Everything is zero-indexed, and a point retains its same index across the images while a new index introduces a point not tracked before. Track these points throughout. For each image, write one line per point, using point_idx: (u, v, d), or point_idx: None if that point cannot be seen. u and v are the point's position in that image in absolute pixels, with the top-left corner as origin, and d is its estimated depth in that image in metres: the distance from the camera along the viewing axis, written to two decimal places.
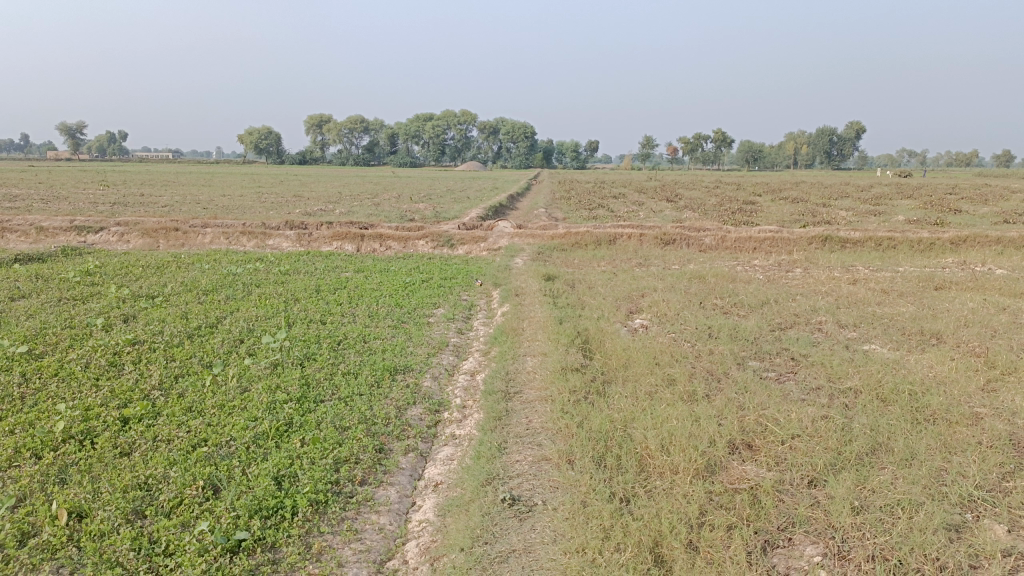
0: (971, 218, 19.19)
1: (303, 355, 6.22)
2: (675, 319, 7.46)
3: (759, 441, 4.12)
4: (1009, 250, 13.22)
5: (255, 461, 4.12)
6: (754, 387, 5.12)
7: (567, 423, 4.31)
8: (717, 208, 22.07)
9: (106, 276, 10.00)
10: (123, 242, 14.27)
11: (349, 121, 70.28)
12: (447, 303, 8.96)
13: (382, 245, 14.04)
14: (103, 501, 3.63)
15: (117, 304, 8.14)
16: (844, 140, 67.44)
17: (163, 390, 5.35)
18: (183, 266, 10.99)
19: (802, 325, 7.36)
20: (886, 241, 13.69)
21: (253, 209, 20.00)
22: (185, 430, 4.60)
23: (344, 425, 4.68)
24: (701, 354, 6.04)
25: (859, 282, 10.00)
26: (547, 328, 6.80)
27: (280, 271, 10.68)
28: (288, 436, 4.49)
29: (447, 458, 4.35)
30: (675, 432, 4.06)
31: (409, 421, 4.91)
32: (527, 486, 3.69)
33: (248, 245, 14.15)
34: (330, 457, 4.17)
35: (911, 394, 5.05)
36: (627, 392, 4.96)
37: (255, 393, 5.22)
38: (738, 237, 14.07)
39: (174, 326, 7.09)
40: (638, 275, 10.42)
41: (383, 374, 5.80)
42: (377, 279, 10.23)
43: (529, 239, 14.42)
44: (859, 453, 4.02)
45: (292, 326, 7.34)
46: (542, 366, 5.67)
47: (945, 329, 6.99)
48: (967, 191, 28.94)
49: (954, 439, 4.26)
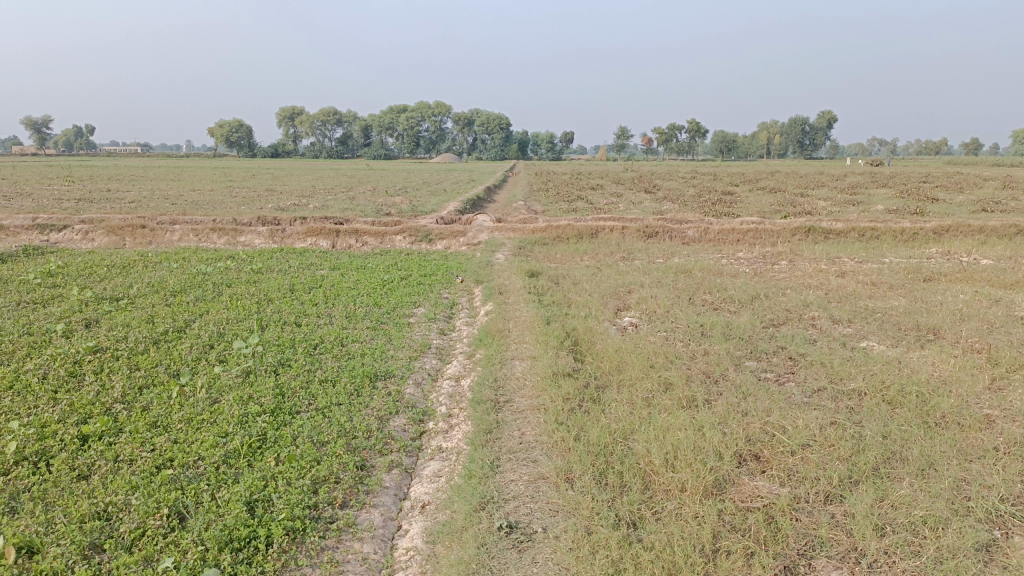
0: (950, 207, 19.09)
1: (277, 362, 5.88)
2: (665, 317, 7.20)
3: (768, 452, 3.86)
4: (991, 240, 13.16)
5: (225, 484, 3.79)
6: (755, 391, 4.88)
7: (563, 436, 4.04)
8: (697, 199, 21.92)
9: (68, 277, 9.55)
10: (88, 240, 13.74)
11: (323, 113, 69.29)
12: (428, 301, 8.64)
13: (358, 241, 13.65)
14: (56, 536, 3.28)
15: (79, 308, 7.72)
16: (816, 129, 67.79)
17: (127, 404, 4.99)
18: (151, 266, 10.55)
19: (795, 321, 7.14)
20: (869, 232, 13.56)
21: (223, 204, 19.52)
22: (149, 448, 4.25)
23: (322, 439, 4.36)
24: (695, 355, 5.78)
25: (847, 275, 9.82)
26: (534, 328, 6.52)
27: (253, 270, 10.30)
28: (261, 454, 4.17)
29: (434, 475, 4.06)
30: (679, 445, 3.79)
31: (391, 434, 4.60)
32: (524, 511, 3.40)
33: (218, 242, 13.69)
34: (308, 477, 3.85)
35: (919, 395, 4.82)
36: (623, 399, 4.69)
37: (226, 406, 4.88)
38: (720, 229, 13.88)
39: (139, 331, 6.70)
40: (623, 269, 10.19)
41: (363, 381, 5.48)
42: (354, 277, 9.87)
43: (509, 234, 14.13)
44: (874, 463, 3.78)
45: (265, 329, 6.98)
46: (531, 371, 5.39)
47: (942, 324, 6.80)
48: (940, 180, 29.08)
49: (970, 446, 4.03)
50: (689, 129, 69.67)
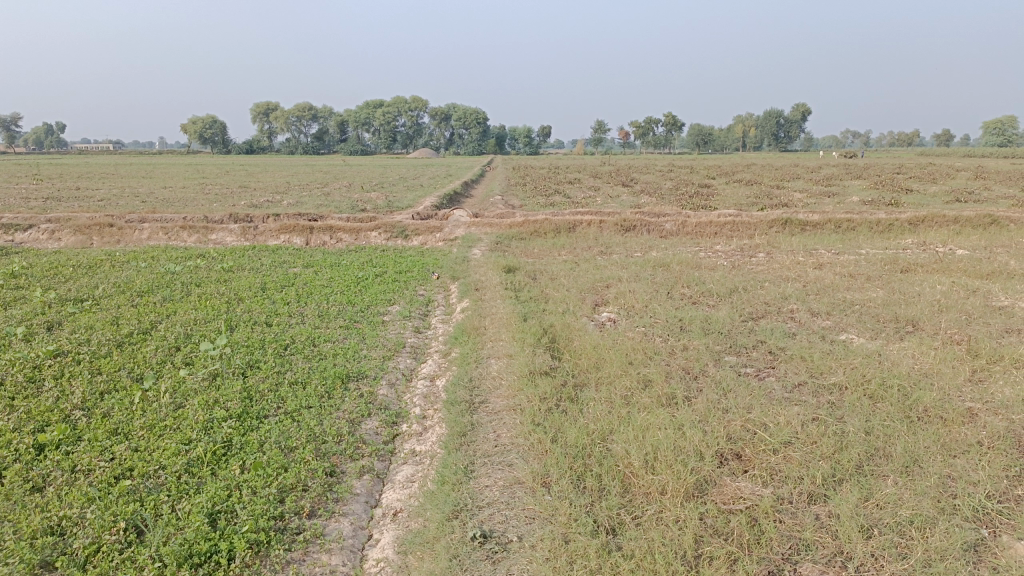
0: (924, 198, 19.22)
1: (246, 364, 5.70)
2: (643, 312, 7.09)
3: (749, 451, 3.76)
4: (966, 230, 13.21)
5: (186, 495, 3.63)
6: (736, 387, 4.79)
7: (540, 437, 3.91)
8: (674, 192, 21.90)
9: (31, 278, 9.27)
10: (54, 240, 13.40)
11: (298, 108, 68.55)
12: (403, 299, 8.47)
13: (333, 238, 13.43)
14: (4, 553, 3.10)
15: (41, 310, 7.47)
16: (791, 122, 68.20)
17: (87, 410, 4.79)
18: (119, 265, 10.28)
19: (774, 315, 7.06)
20: (845, 223, 13.57)
21: (194, 201, 19.17)
22: (108, 458, 4.07)
23: (290, 445, 4.21)
24: (674, 350, 5.68)
25: (825, 266, 9.78)
26: (510, 325, 6.39)
27: (223, 268, 10.07)
28: (226, 461, 4.01)
29: (407, 481, 3.92)
30: (659, 446, 3.68)
31: (363, 438, 4.45)
32: (499, 519, 3.27)
33: (189, 240, 13.40)
34: (274, 485, 3.70)
35: (900, 388, 4.75)
36: (601, 398, 4.57)
37: (190, 411, 4.70)
38: (698, 222, 13.82)
39: (103, 334, 6.47)
40: (601, 264, 10.10)
41: (334, 382, 5.32)
42: (327, 274, 9.69)
43: (486, 229, 13.98)
44: (858, 461, 3.69)
45: (234, 330, 6.78)
46: (508, 369, 5.25)
47: (921, 315, 6.76)
48: (914, 171, 29.33)
49: (953, 441, 3.97)
50: (665, 122, 69.84)
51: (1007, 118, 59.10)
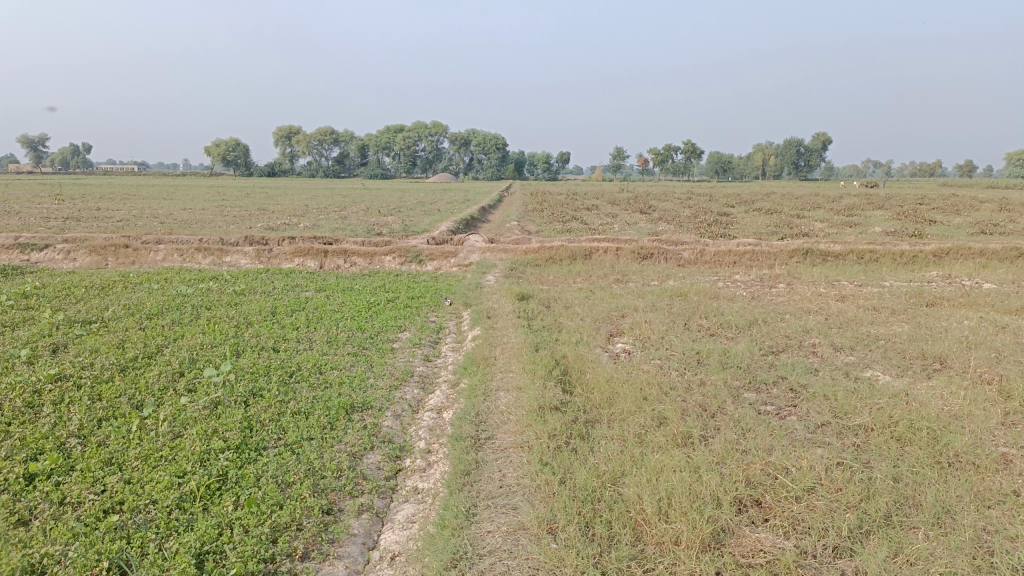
0: (948, 230, 18.86)
1: (249, 392, 5.54)
2: (659, 343, 6.89)
3: (769, 498, 3.54)
4: (992, 263, 12.89)
5: (175, 533, 3.46)
6: (755, 426, 4.57)
7: (547, 479, 3.72)
8: (693, 220, 21.72)
9: (43, 298, 9.23)
10: (69, 260, 13.42)
11: (319, 132, 69.19)
12: (414, 325, 8.33)
13: (346, 262, 13.35)
14: None
15: (48, 331, 7.39)
16: (811, 151, 67.92)
17: (83, 438, 4.65)
18: (131, 287, 10.23)
19: (795, 349, 6.83)
20: (868, 254, 13.30)
21: (212, 223, 19.23)
22: (99, 490, 3.91)
23: (288, 479, 4.04)
24: (691, 385, 5.47)
25: (848, 299, 9.54)
26: (521, 356, 6.21)
27: (235, 291, 9.99)
28: (220, 496, 3.85)
29: (407, 521, 3.74)
30: (673, 490, 3.47)
31: (364, 473, 4.27)
32: (501, 568, 3.07)
33: (203, 262, 13.38)
34: (267, 524, 3.53)
35: (929, 431, 4.51)
36: (614, 436, 4.37)
37: (188, 441, 4.54)
38: (716, 251, 13.61)
39: (107, 358, 6.36)
40: (617, 292, 9.92)
41: (338, 413, 5.15)
42: (339, 299, 9.57)
43: (501, 255, 13.84)
44: (885, 511, 3.47)
45: (240, 355, 6.65)
46: (517, 403, 5.06)
47: (949, 351, 6.51)
48: (937, 202, 28.99)
49: (988, 490, 3.73)
50: (684, 150, 69.78)
51: None
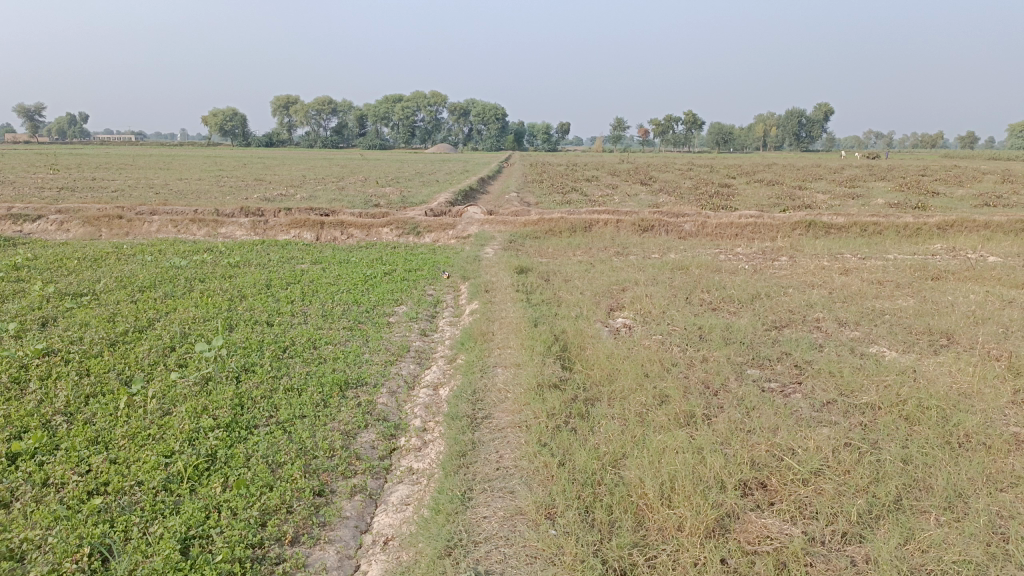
0: (952, 202, 18.66)
1: (241, 368, 5.41)
2: (660, 318, 6.76)
3: (776, 480, 3.43)
4: (998, 236, 12.72)
5: (161, 516, 3.35)
6: (759, 404, 4.45)
7: (546, 461, 3.60)
8: (693, 191, 21.50)
9: (34, 270, 9.07)
10: (62, 231, 13.23)
11: (318, 102, 68.47)
12: (410, 299, 8.19)
13: (343, 233, 13.17)
14: None
15: (38, 304, 7.24)
16: (813, 121, 67.24)
17: (69, 416, 4.52)
18: (124, 259, 10.05)
19: (798, 324, 6.69)
20: (871, 227, 13.13)
21: (208, 194, 18.96)
22: (83, 470, 3.79)
23: (278, 460, 3.92)
24: (694, 362, 5.34)
25: (852, 272, 9.39)
26: (520, 331, 6.08)
27: (229, 264, 9.83)
28: (208, 477, 3.73)
29: (401, 503, 3.63)
30: (676, 473, 3.35)
31: (357, 452, 4.15)
32: (497, 556, 2.95)
33: (198, 234, 13.19)
34: (256, 507, 3.41)
35: (938, 410, 4.39)
36: (614, 416, 4.25)
37: (178, 419, 4.41)
38: (718, 223, 13.43)
39: (96, 332, 6.22)
40: (617, 265, 9.78)
41: (332, 389, 5.03)
42: (335, 271, 9.42)
43: (500, 227, 13.66)
44: (896, 495, 3.35)
45: (233, 330, 6.51)
46: (515, 380, 4.93)
47: (956, 326, 6.38)
48: (940, 174, 28.67)
49: (1000, 473, 3.61)
50: (685, 120, 69.11)
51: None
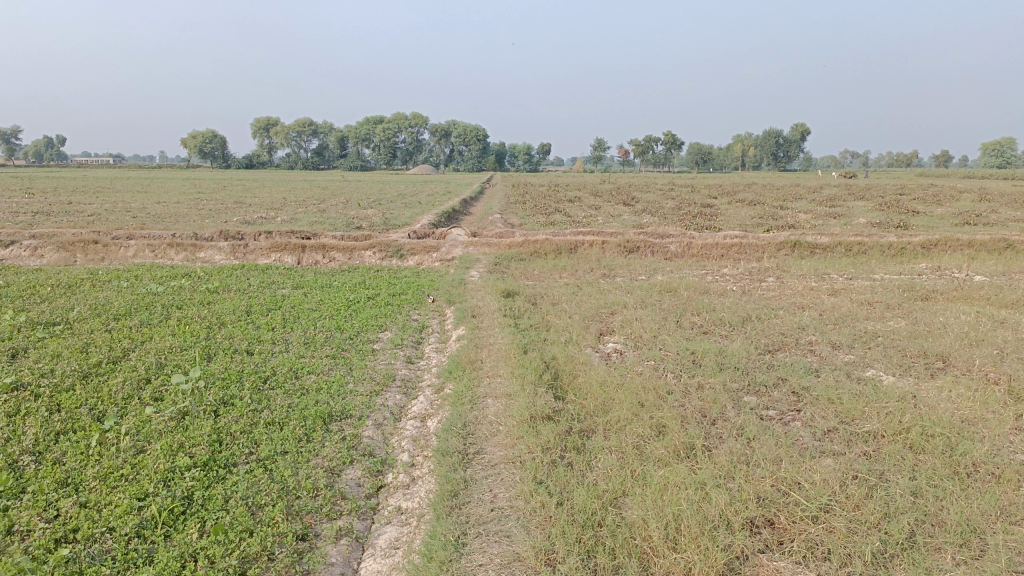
0: (933, 221, 18.77)
1: (219, 401, 5.19)
2: (651, 342, 6.61)
3: (784, 518, 3.28)
4: (981, 255, 12.75)
5: (133, 566, 3.13)
6: (760, 434, 4.30)
7: (544, 501, 3.43)
8: (677, 212, 21.49)
9: (5, 298, 8.80)
10: (36, 257, 12.91)
11: (299, 124, 68.33)
12: (395, 324, 7.99)
13: (325, 257, 12.96)
14: None
15: (8, 334, 6.97)
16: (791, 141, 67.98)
17: (36, 455, 4.28)
18: (98, 285, 9.79)
19: (792, 347, 6.57)
20: (856, 246, 13.11)
21: (186, 217, 18.67)
22: (51, 515, 3.56)
23: (259, 502, 3.71)
24: (689, 389, 5.18)
25: (840, 293, 9.32)
26: (509, 358, 5.91)
27: (208, 289, 9.60)
28: (184, 521, 3.52)
29: (390, 547, 3.44)
30: (681, 513, 3.19)
31: (343, 492, 3.95)
32: None
33: (176, 259, 12.93)
34: (235, 555, 3.21)
35: (942, 438, 4.26)
36: (611, 449, 4.09)
37: (152, 458, 4.19)
38: (704, 243, 13.37)
39: (68, 363, 5.97)
40: (604, 287, 9.65)
41: (315, 423, 4.82)
42: (317, 296, 9.21)
43: (484, 248, 13.52)
44: (909, 531, 3.21)
45: (211, 359, 6.29)
46: (507, 412, 4.76)
47: (951, 349, 6.28)
48: (918, 191, 29.03)
49: (1013, 505, 3.48)
50: (665, 141, 69.64)
51: (1005, 141, 59.13)
